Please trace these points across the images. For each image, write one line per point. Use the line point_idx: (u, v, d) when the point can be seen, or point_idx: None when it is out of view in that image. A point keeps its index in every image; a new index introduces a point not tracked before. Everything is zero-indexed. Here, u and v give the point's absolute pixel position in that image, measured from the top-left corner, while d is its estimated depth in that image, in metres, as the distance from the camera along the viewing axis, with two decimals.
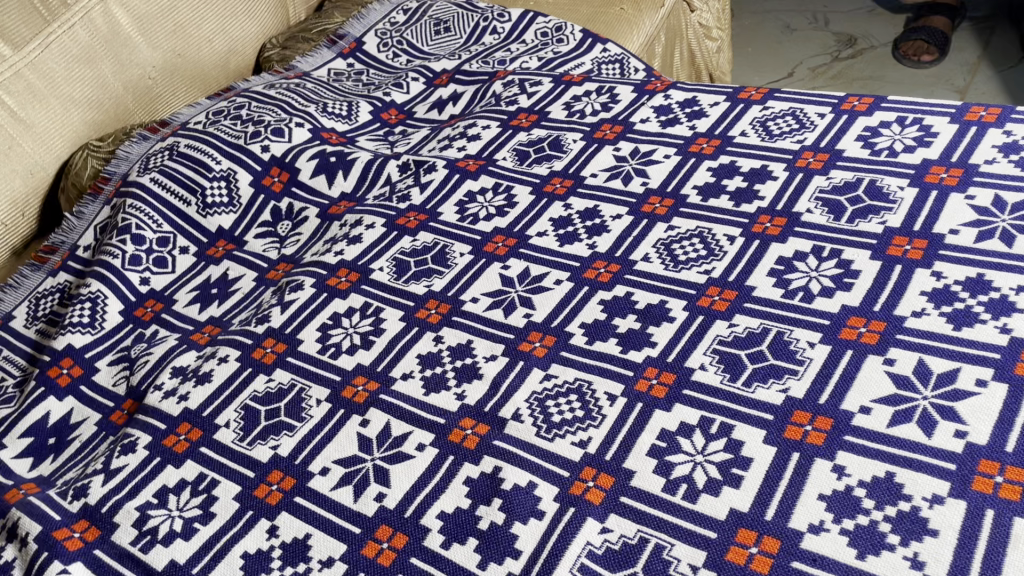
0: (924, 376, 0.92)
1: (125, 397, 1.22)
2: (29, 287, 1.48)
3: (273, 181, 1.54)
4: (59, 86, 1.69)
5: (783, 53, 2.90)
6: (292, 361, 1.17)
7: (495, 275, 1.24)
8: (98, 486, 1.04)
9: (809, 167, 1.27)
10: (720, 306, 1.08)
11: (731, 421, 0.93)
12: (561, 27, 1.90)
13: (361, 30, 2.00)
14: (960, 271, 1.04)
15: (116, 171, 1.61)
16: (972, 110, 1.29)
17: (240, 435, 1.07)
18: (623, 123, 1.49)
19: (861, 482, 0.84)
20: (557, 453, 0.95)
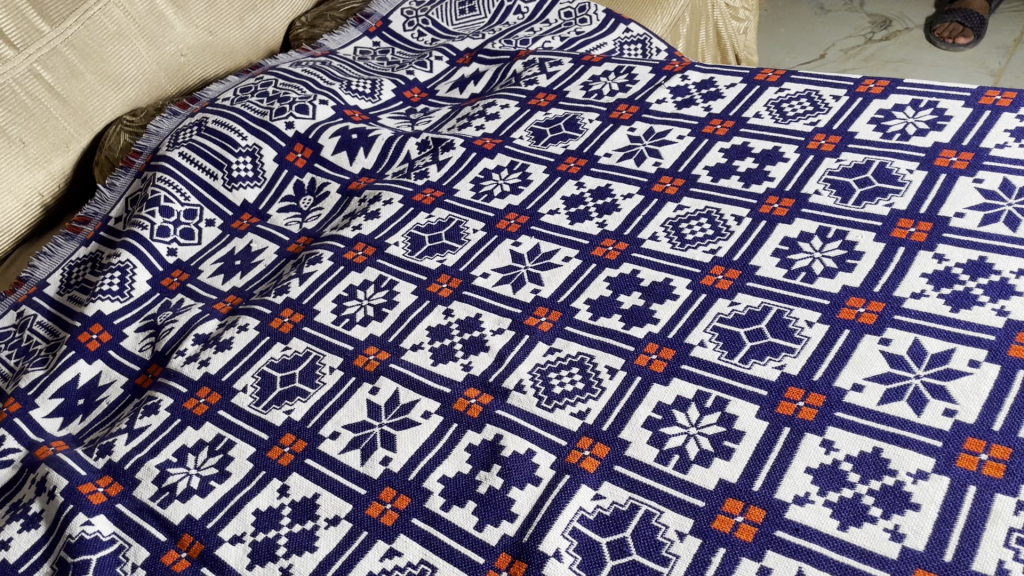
0: (918, 356, 0.94)
1: (150, 361, 1.28)
2: (63, 255, 1.54)
3: (297, 157, 1.59)
4: (95, 62, 1.75)
5: (816, 34, 2.87)
6: (307, 330, 1.21)
7: (506, 252, 1.27)
8: (122, 445, 1.10)
9: (820, 149, 1.28)
10: (722, 285, 1.11)
11: (726, 396, 0.96)
12: (584, 7, 1.91)
13: (388, 9, 2.03)
14: (962, 253, 1.05)
15: (147, 145, 1.66)
16: (987, 94, 1.29)
17: (256, 399, 1.12)
18: (640, 103, 1.50)
19: (848, 456, 0.86)
20: (556, 423, 0.98)
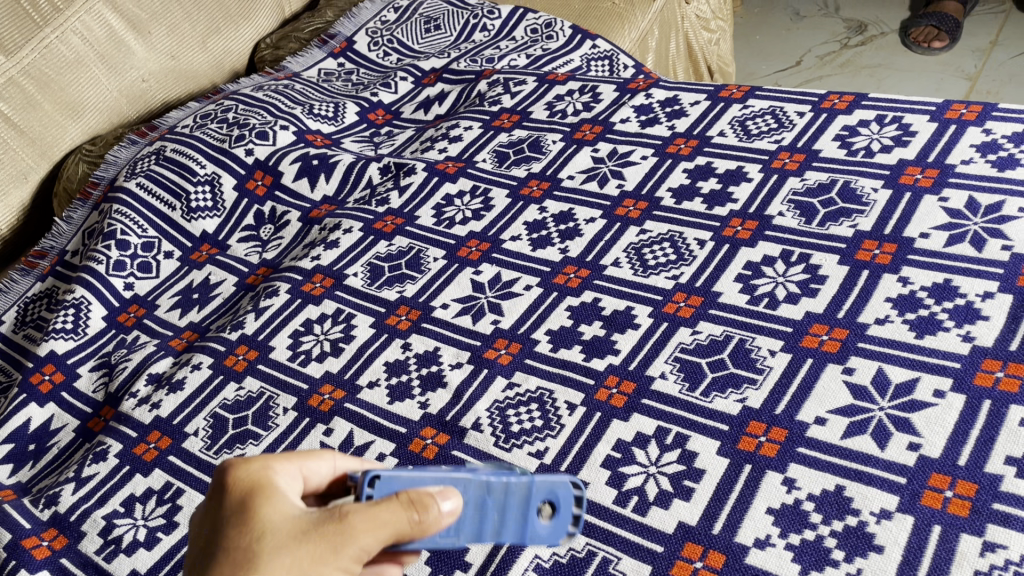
0: (882, 386, 0.91)
1: (103, 403, 1.24)
2: (18, 292, 1.50)
3: (257, 184, 1.55)
4: (53, 91, 1.70)
5: (792, 40, 2.85)
6: (262, 368, 1.18)
7: (467, 281, 1.23)
8: (68, 495, 1.06)
9: (785, 168, 1.26)
10: (685, 312, 1.07)
11: (686, 432, 0.93)
12: (550, 23, 1.89)
13: (352, 29, 1.99)
14: (927, 276, 1.03)
15: (104, 176, 1.62)
16: (952, 109, 1.27)
17: (207, 443, 1.09)
18: (603, 123, 1.48)
19: (810, 495, 0.84)
20: (513, 464, 0.95)
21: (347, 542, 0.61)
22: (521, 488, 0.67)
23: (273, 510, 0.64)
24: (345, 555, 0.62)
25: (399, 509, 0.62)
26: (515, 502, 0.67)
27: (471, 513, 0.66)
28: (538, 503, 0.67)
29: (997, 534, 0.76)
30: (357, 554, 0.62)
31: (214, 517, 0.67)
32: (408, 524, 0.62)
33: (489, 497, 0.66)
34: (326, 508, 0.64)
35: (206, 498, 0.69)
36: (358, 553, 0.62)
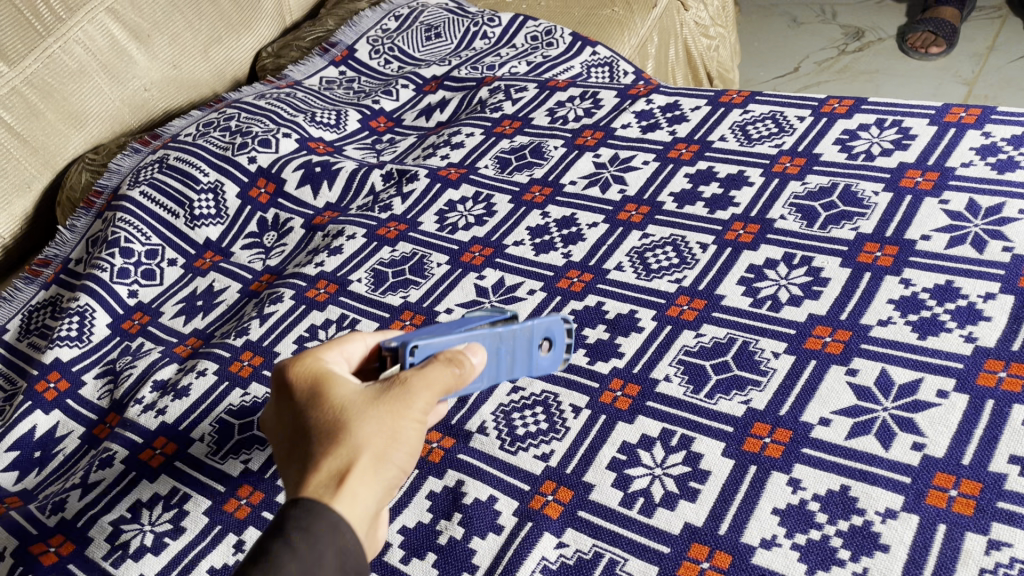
0: (886, 387, 0.92)
1: (109, 410, 1.24)
2: (22, 300, 1.50)
3: (260, 192, 1.56)
4: (55, 101, 1.71)
5: (790, 47, 2.86)
6: (267, 374, 1.18)
7: (470, 286, 1.24)
8: (75, 501, 1.06)
9: (786, 172, 1.26)
10: (688, 316, 1.08)
11: (691, 434, 0.93)
12: (550, 31, 1.90)
13: (353, 38, 2.00)
14: (929, 277, 1.03)
15: (107, 184, 1.63)
16: (951, 112, 1.28)
17: (213, 449, 1.09)
18: (605, 129, 1.49)
19: (815, 496, 0.84)
20: (518, 466, 0.95)
21: (414, 397, 0.70)
22: (526, 333, 0.82)
23: (343, 387, 0.71)
24: (414, 409, 0.69)
25: (445, 369, 0.73)
26: (523, 346, 0.83)
27: (494, 361, 0.81)
28: (540, 341, 0.84)
29: (1002, 533, 0.76)
30: (422, 410, 0.70)
31: (286, 413, 0.72)
32: (452, 380, 0.73)
33: (504, 345, 0.81)
34: (386, 377, 0.72)
35: (269, 406, 0.75)
36: (423, 409, 0.70)
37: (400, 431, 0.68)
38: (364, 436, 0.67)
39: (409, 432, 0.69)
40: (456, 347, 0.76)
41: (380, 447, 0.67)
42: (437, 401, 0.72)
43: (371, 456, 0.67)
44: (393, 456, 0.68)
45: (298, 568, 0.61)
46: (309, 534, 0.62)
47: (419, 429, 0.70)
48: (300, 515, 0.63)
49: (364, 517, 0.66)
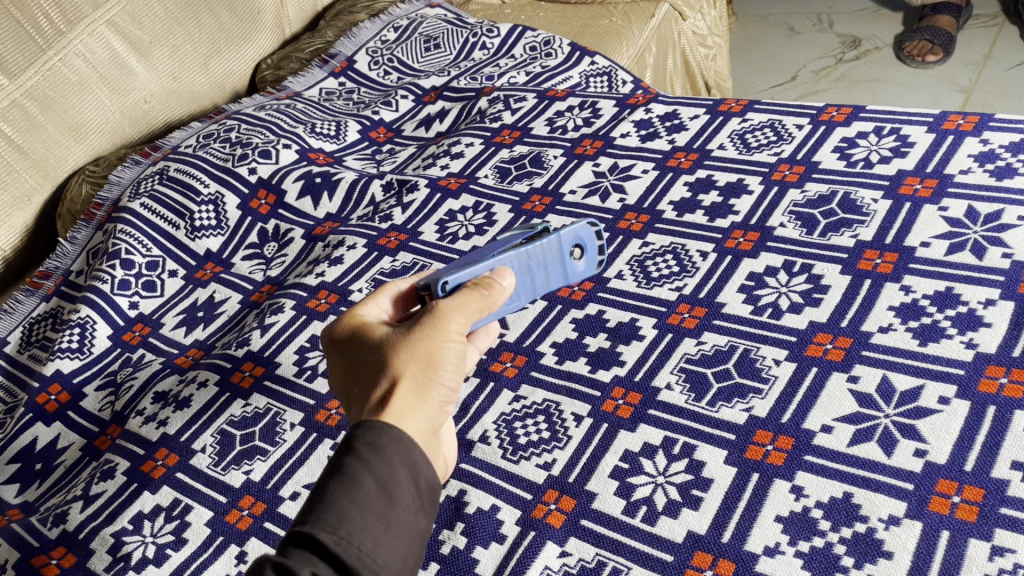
0: (887, 394, 0.92)
1: (110, 422, 1.23)
2: (23, 313, 1.50)
3: (261, 203, 1.56)
4: (56, 113, 1.71)
5: (787, 56, 2.87)
6: (269, 385, 1.18)
7: None
8: (76, 513, 1.06)
9: (785, 180, 1.27)
10: (689, 323, 1.08)
11: (693, 441, 0.93)
12: (549, 41, 1.91)
13: (353, 49, 2.01)
14: (929, 284, 1.04)
15: (108, 197, 1.63)
16: (949, 120, 1.29)
17: (214, 460, 1.09)
18: (604, 138, 1.49)
19: (818, 503, 0.84)
20: (521, 475, 0.95)
21: (448, 319, 0.73)
22: (553, 244, 0.86)
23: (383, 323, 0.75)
24: (452, 331, 0.73)
25: (473, 293, 0.77)
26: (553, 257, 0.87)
27: (530, 276, 0.86)
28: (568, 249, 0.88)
29: (1005, 538, 0.77)
30: (459, 330, 0.74)
31: (340, 366, 0.77)
32: (481, 301, 0.77)
33: (534, 261, 0.86)
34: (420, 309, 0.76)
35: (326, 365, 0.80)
36: (460, 329, 0.74)
37: (439, 351, 0.72)
38: (409, 359, 0.71)
39: (451, 350, 0.72)
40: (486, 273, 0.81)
41: (426, 367, 0.71)
42: (471, 321, 0.75)
43: (418, 375, 0.70)
44: (440, 374, 0.71)
45: (372, 480, 0.64)
46: (376, 450, 0.66)
47: (461, 347, 0.73)
48: (364, 435, 0.67)
49: (423, 433, 0.69)
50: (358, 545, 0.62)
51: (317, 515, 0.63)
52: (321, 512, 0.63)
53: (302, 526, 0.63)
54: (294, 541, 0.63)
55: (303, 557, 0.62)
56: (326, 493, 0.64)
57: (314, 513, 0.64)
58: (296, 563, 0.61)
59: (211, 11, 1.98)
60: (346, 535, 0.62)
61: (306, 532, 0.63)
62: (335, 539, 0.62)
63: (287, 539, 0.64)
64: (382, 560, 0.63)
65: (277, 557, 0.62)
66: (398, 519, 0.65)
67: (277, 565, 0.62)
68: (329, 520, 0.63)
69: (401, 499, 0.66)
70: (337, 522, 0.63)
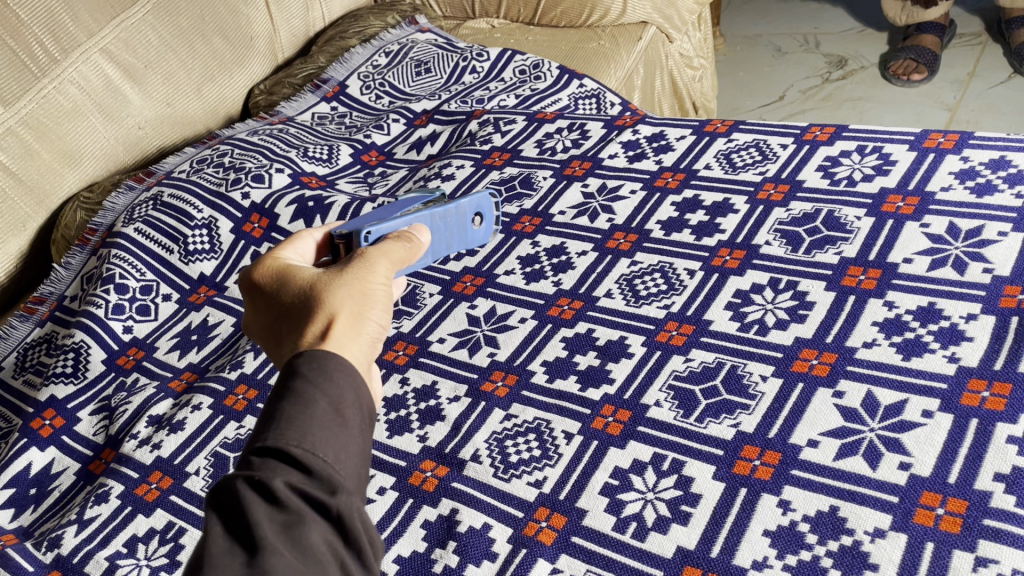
0: (872, 408, 0.93)
1: (104, 446, 1.25)
2: (17, 339, 1.51)
3: (254, 227, 1.57)
4: (51, 140, 1.73)
5: (774, 76, 2.91)
6: (262, 407, 1.19)
7: (462, 315, 1.24)
8: (71, 537, 1.07)
9: (770, 199, 1.29)
10: (677, 341, 1.10)
11: (682, 458, 0.94)
12: (538, 64, 1.94)
13: (344, 74, 2.03)
14: (912, 300, 1.05)
15: (102, 222, 1.64)
16: (930, 138, 1.31)
17: (209, 482, 1.10)
18: (592, 159, 1.51)
19: (805, 516, 0.85)
20: (512, 493, 0.96)
21: (373, 264, 0.77)
22: (459, 210, 1.02)
23: (309, 270, 0.78)
24: (377, 274, 0.77)
25: (390, 247, 0.82)
26: (459, 223, 1.02)
27: (438, 238, 1.01)
28: (473, 217, 1.04)
29: (988, 550, 0.78)
30: (383, 275, 0.78)
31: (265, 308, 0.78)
32: (396, 252, 0.82)
33: (442, 223, 1.01)
34: (341, 260, 0.80)
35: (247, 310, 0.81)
36: (384, 275, 0.77)
37: (370, 290, 0.75)
38: (341, 294, 0.73)
39: (378, 289, 0.76)
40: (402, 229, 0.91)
41: (359, 301, 0.73)
42: (390, 272, 0.80)
43: (354, 308, 0.72)
44: (372, 310, 0.74)
45: (324, 398, 0.64)
46: (324, 370, 0.66)
47: (387, 290, 0.77)
48: (309, 360, 0.67)
49: (364, 361, 0.70)
50: (323, 454, 0.62)
51: (277, 430, 0.62)
52: (280, 427, 0.62)
53: (262, 443, 0.62)
54: (255, 460, 0.62)
55: (270, 470, 0.61)
56: (281, 410, 0.63)
57: (272, 431, 0.62)
58: (264, 476, 0.60)
59: (204, 37, 2.01)
60: (311, 444, 0.61)
61: (268, 447, 0.61)
62: (301, 448, 0.61)
63: (247, 460, 0.62)
64: (347, 471, 0.63)
65: (241, 475, 0.60)
66: (353, 435, 0.65)
67: (244, 481, 0.60)
68: (291, 434, 0.62)
69: (354, 415, 0.66)
70: (299, 432, 0.62)
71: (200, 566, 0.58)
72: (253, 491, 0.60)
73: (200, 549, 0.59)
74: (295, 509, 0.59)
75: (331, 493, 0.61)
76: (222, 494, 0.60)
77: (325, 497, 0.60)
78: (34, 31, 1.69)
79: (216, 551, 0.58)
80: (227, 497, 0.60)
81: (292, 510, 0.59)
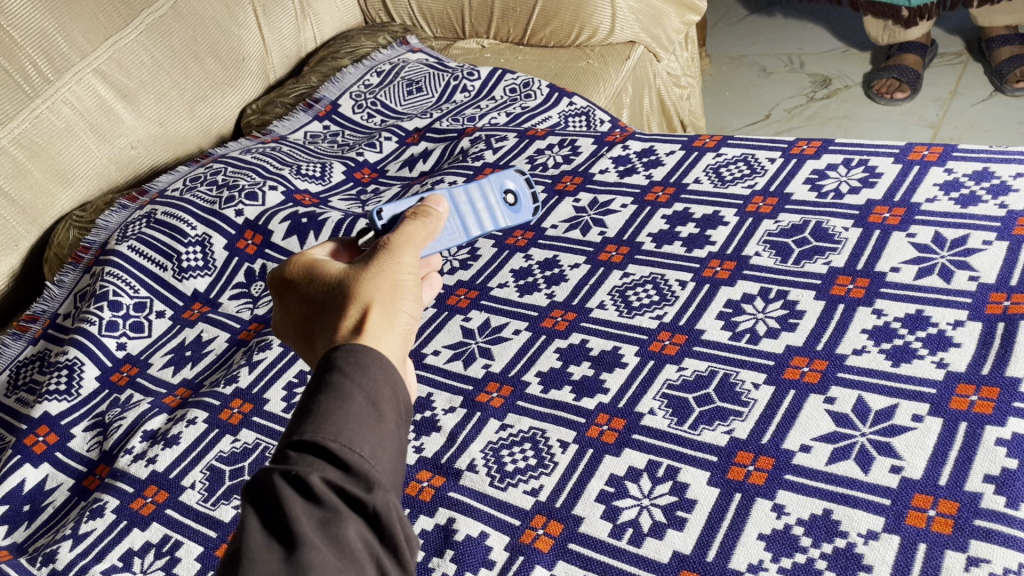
0: (863, 413, 0.95)
1: (98, 462, 1.25)
2: (10, 356, 1.51)
3: (247, 244, 1.57)
4: (44, 160, 1.73)
5: (760, 95, 2.95)
6: (257, 421, 1.20)
7: (457, 328, 1.25)
8: (66, 551, 1.07)
9: (759, 211, 1.31)
10: (670, 350, 1.11)
11: (677, 464, 0.95)
12: (528, 83, 1.96)
13: (337, 93, 2.05)
14: (900, 307, 1.07)
15: (95, 240, 1.65)
16: (914, 150, 1.34)
17: (204, 495, 1.10)
18: (583, 174, 1.53)
19: (799, 520, 0.86)
20: (508, 502, 0.97)
21: (399, 251, 0.78)
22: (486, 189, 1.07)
23: (338, 265, 0.79)
24: (405, 264, 0.77)
25: (415, 230, 0.82)
26: (488, 199, 1.07)
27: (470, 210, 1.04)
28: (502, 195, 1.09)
29: (980, 549, 0.79)
30: (412, 264, 0.78)
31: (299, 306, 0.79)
32: (419, 234, 0.82)
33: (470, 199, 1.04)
34: (368, 249, 0.80)
35: (280, 308, 0.82)
36: (412, 263, 0.78)
37: (399, 282, 0.75)
38: (372, 287, 0.74)
39: (407, 281, 0.76)
40: (422, 202, 0.90)
41: (389, 294, 0.74)
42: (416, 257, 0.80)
43: (386, 300, 0.73)
44: (404, 301, 0.74)
45: (362, 393, 0.65)
46: (360, 365, 0.67)
47: (415, 277, 0.77)
48: (346, 354, 0.68)
49: (398, 354, 0.71)
50: (360, 450, 0.62)
51: (315, 425, 0.63)
52: (317, 421, 0.63)
53: (300, 438, 0.63)
54: (292, 455, 0.62)
55: (307, 466, 0.61)
56: (318, 404, 0.64)
57: (309, 425, 0.63)
58: (302, 472, 0.60)
59: (197, 58, 2.03)
60: (348, 439, 0.62)
61: (305, 441, 0.62)
62: (338, 443, 0.62)
63: (284, 455, 0.63)
64: (383, 467, 0.63)
65: (278, 469, 0.61)
66: (390, 431, 0.65)
67: (281, 476, 0.61)
68: (329, 428, 0.62)
69: (391, 411, 0.66)
70: (337, 427, 0.62)
71: (238, 560, 0.58)
72: (291, 486, 0.60)
73: (236, 544, 0.60)
74: (332, 505, 0.60)
75: (367, 489, 0.61)
76: (260, 489, 0.61)
77: (363, 493, 0.61)
78: (28, 52, 1.71)
79: (254, 547, 0.59)
80: (264, 492, 0.61)
81: (329, 507, 0.60)
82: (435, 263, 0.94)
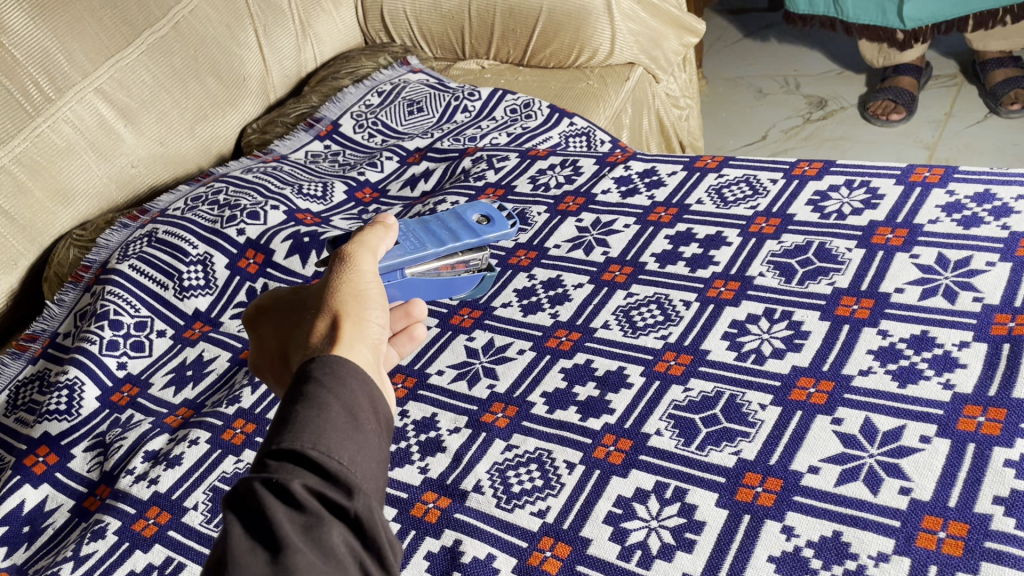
0: (871, 434, 0.95)
1: (99, 482, 1.24)
2: (9, 375, 1.50)
3: (249, 263, 1.57)
4: (44, 179, 1.73)
5: (756, 117, 2.97)
6: (260, 441, 1.19)
7: (460, 347, 1.25)
8: (67, 573, 1.06)
9: (762, 232, 1.31)
10: (675, 370, 1.11)
11: (685, 485, 0.95)
12: (529, 104, 1.97)
13: (337, 113, 2.05)
14: (904, 328, 1.08)
15: (96, 259, 1.64)
16: (916, 172, 1.34)
17: (207, 516, 1.09)
18: (586, 195, 1.53)
19: (809, 542, 0.86)
20: (515, 523, 0.96)
21: (357, 258, 0.75)
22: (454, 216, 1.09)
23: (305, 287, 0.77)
24: (365, 270, 0.75)
25: (372, 238, 0.80)
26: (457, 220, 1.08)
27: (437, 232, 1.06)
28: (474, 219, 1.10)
29: (991, 571, 0.79)
30: (372, 270, 0.76)
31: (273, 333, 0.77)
32: (378, 243, 0.80)
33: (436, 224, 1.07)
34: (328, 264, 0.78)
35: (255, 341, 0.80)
36: (372, 268, 0.76)
37: (363, 289, 0.73)
38: (337, 298, 0.72)
39: (371, 286, 0.74)
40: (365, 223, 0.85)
41: (354, 303, 0.71)
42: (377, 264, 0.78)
43: (352, 310, 0.71)
44: (370, 307, 0.72)
45: (339, 402, 0.64)
46: (336, 375, 0.65)
47: (379, 284, 0.75)
48: (320, 364, 0.66)
49: (372, 361, 0.69)
50: (339, 456, 0.61)
51: (292, 433, 0.62)
52: (294, 430, 0.61)
53: (278, 446, 0.61)
54: (271, 463, 0.61)
55: (287, 473, 0.60)
56: (295, 413, 0.62)
57: (287, 433, 0.62)
58: (282, 479, 0.60)
59: (197, 78, 2.03)
60: (327, 446, 0.61)
61: (284, 449, 0.61)
62: (317, 450, 0.61)
63: (263, 463, 0.62)
64: (363, 472, 0.62)
65: (258, 477, 0.60)
66: (368, 439, 0.65)
67: (262, 483, 0.60)
68: (307, 436, 0.61)
69: (368, 419, 0.65)
70: (314, 435, 0.61)
71: (223, 566, 0.57)
72: (271, 493, 0.59)
73: (219, 549, 0.59)
74: (314, 511, 0.59)
75: (348, 495, 0.61)
76: (240, 496, 0.60)
77: (344, 500, 0.61)
78: (29, 71, 1.71)
79: (238, 551, 0.58)
80: (244, 498, 0.60)
81: (311, 512, 0.59)
82: (417, 312, 0.83)
